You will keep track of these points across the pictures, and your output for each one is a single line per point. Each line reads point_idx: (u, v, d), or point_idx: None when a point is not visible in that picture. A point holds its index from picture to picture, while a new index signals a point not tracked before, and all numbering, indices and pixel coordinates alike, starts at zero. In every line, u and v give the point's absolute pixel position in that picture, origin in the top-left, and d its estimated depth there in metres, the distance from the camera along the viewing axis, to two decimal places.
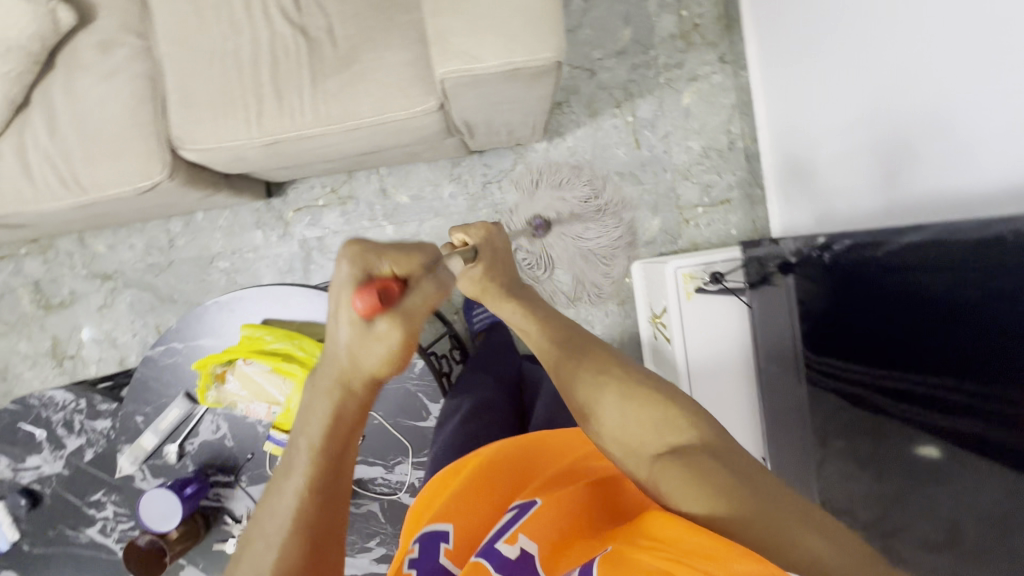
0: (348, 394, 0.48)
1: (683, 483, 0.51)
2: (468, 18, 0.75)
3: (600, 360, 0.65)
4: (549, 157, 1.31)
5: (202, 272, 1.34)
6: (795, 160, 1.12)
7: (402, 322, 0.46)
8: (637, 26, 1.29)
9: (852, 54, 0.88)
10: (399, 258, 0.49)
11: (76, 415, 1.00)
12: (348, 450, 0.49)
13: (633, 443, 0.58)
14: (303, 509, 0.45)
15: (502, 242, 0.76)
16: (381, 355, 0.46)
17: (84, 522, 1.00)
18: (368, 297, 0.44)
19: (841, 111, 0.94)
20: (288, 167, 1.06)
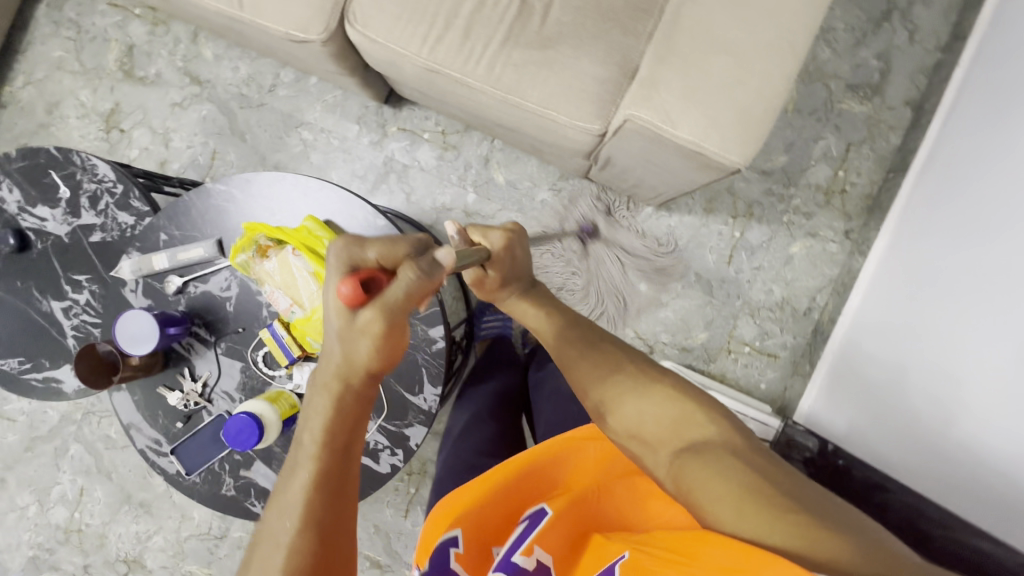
0: (340, 392, 0.53)
1: (699, 471, 0.55)
2: (684, 82, 0.72)
3: (609, 356, 0.75)
4: (647, 222, 1.29)
5: (283, 130, 1.31)
6: (859, 362, 1.09)
7: (385, 316, 0.51)
8: (793, 159, 1.28)
9: (971, 284, 0.90)
10: (384, 248, 0.55)
11: (106, 196, 0.96)
12: (347, 461, 0.52)
13: (649, 434, 0.64)
14: (308, 504, 0.49)
15: (522, 248, 0.80)
16: (368, 348, 0.51)
17: (55, 293, 0.97)
18: (352, 284, 0.50)
19: (932, 334, 0.94)
20: (426, 95, 1.03)
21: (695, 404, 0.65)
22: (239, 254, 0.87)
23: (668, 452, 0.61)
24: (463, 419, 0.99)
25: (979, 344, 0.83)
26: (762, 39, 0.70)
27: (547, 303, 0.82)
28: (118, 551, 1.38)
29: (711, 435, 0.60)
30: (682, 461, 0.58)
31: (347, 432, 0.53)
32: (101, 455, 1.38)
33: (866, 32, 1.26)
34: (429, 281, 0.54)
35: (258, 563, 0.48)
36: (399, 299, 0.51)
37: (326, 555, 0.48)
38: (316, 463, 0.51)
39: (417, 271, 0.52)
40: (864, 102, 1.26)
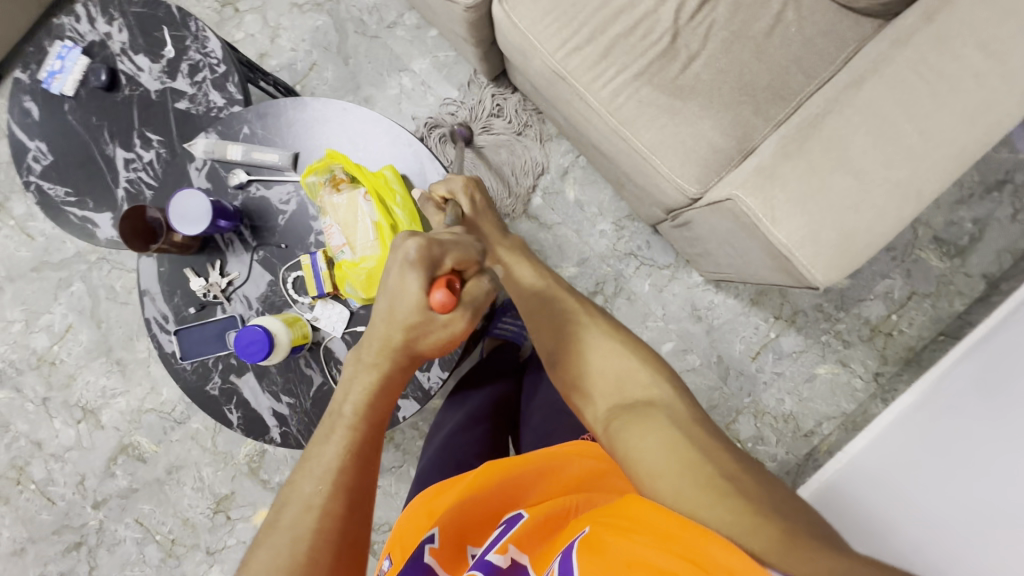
0: (389, 371, 0.58)
1: (635, 434, 0.60)
2: (800, 184, 0.71)
3: (567, 310, 0.79)
4: (692, 290, 1.28)
5: (387, 68, 1.30)
6: (842, 496, 1.07)
7: (463, 316, 0.57)
8: (854, 286, 1.27)
9: (968, 455, 0.90)
10: (457, 253, 0.57)
11: (206, 70, 0.96)
12: (380, 434, 0.58)
13: (595, 389, 0.70)
14: (344, 464, 0.54)
15: (482, 195, 0.88)
16: (438, 336, 0.57)
17: (124, 142, 0.98)
18: (445, 293, 0.53)
19: (924, 490, 0.93)
20: (540, 92, 1.02)
21: (640, 364, 0.70)
22: (312, 175, 0.87)
23: (608, 407, 0.67)
24: (453, 418, 0.99)
25: (944, 527, 0.84)
26: (892, 177, 0.69)
27: (511, 249, 0.86)
28: (81, 397, 1.39)
29: (654, 397, 0.65)
30: (620, 423, 0.62)
31: (384, 409, 0.58)
32: (100, 303, 1.39)
33: (972, 193, 1.24)
34: (495, 292, 0.61)
35: (282, 522, 0.51)
36: (478, 302, 0.58)
37: (350, 530, 0.52)
38: (353, 434, 0.56)
39: (490, 279, 0.60)
40: (943, 259, 1.25)
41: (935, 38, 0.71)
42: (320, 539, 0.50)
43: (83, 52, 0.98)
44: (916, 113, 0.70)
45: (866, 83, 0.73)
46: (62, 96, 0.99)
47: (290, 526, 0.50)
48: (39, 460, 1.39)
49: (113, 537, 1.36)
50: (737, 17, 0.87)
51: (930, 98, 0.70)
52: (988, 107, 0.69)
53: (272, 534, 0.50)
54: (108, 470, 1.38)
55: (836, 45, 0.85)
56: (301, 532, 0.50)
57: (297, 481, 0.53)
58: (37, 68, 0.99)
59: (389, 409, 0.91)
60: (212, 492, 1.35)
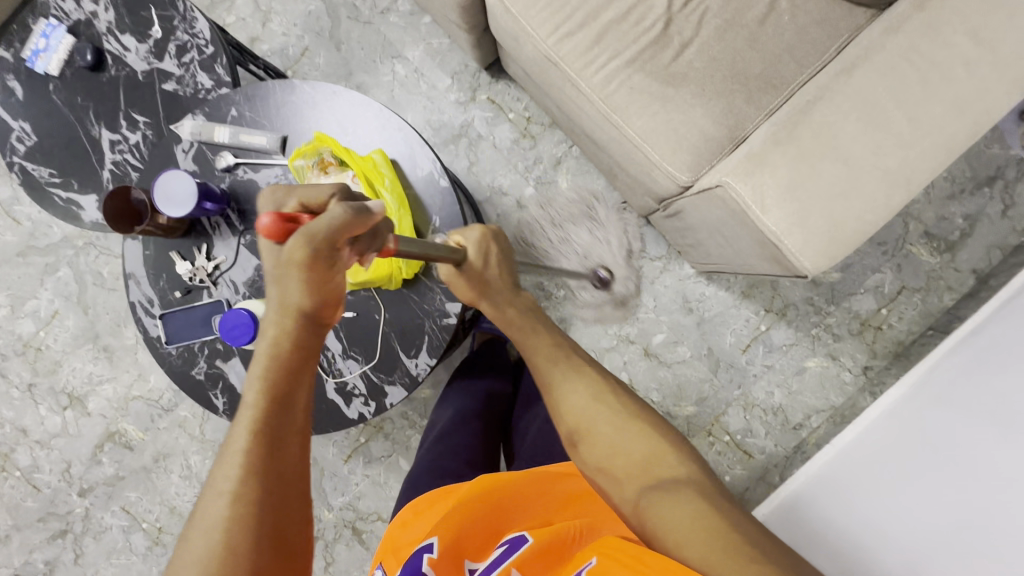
0: (280, 335, 0.54)
1: (663, 507, 0.54)
2: (790, 173, 0.71)
3: (592, 382, 0.74)
4: (684, 282, 1.28)
5: (380, 54, 1.29)
6: (823, 502, 1.05)
7: (309, 246, 0.51)
8: (845, 280, 1.27)
9: (959, 467, 0.88)
10: (308, 194, 0.57)
11: (194, 51, 0.95)
12: (291, 411, 0.53)
13: (617, 468, 0.63)
14: (252, 446, 0.49)
15: (499, 250, 0.84)
16: (298, 283, 0.53)
17: (110, 123, 0.96)
18: (273, 218, 0.50)
19: (913, 500, 0.90)
20: (533, 79, 1.02)
21: (667, 444, 0.64)
22: (300, 158, 0.86)
23: (634, 489, 0.59)
24: (446, 419, 0.99)
25: (926, 545, 0.83)
26: (882, 164, 0.69)
27: (524, 306, 0.83)
28: (67, 383, 1.38)
29: (680, 474, 0.59)
30: (648, 499, 0.56)
31: (289, 380, 0.54)
32: (86, 288, 1.38)
33: (964, 189, 1.24)
34: (362, 220, 0.53)
35: (198, 516, 0.47)
36: (324, 231, 0.51)
37: (271, 509, 0.48)
38: (257, 413, 0.51)
39: (345, 207, 0.52)
40: (934, 254, 1.25)
41: (927, 25, 0.71)
42: (236, 527, 0.46)
43: (68, 31, 0.96)
44: (906, 100, 0.70)
45: (857, 70, 0.73)
46: (46, 76, 0.97)
47: (203, 518, 0.46)
48: (24, 447, 1.38)
49: (98, 525, 1.35)
50: (731, 4, 0.86)
51: (920, 85, 0.69)
52: (978, 95, 0.68)
53: (189, 532, 0.46)
54: (95, 458, 1.37)
55: (829, 34, 0.85)
56: (214, 520, 0.46)
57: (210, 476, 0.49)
58: (21, 46, 0.98)
59: (375, 395, 0.91)
60: (200, 480, 1.35)
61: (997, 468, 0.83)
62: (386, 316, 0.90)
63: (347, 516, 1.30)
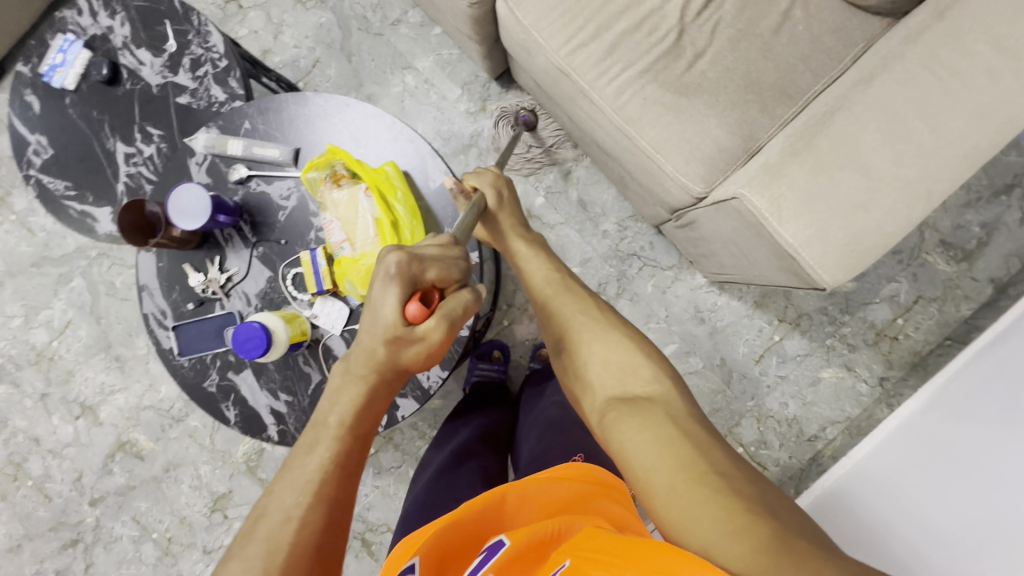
0: (375, 382, 0.57)
1: (625, 419, 0.57)
2: (808, 185, 0.70)
3: (581, 301, 0.76)
4: (695, 291, 1.27)
5: (390, 65, 1.30)
6: (843, 510, 1.03)
7: (442, 326, 0.57)
8: (859, 289, 1.25)
9: (976, 473, 0.88)
10: (439, 267, 0.57)
11: (208, 65, 0.96)
12: (365, 450, 0.56)
13: (594, 379, 0.68)
14: (328, 477, 0.52)
15: (511, 194, 0.88)
16: (417, 351, 0.57)
17: (124, 136, 0.97)
18: (420, 306, 0.55)
19: (932, 503, 0.90)
20: (544, 90, 1.02)
21: (645, 356, 0.66)
22: (313, 171, 0.86)
23: (604, 399, 0.64)
24: (447, 450, 0.99)
25: (942, 546, 0.83)
26: (902, 175, 0.68)
27: (538, 243, 0.84)
28: (79, 393, 1.38)
29: (652, 391, 0.61)
30: (614, 413, 0.60)
31: (369, 422, 0.57)
32: (99, 298, 1.38)
33: (980, 197, 1.23)
34: (475, 305, 0.61)
35: (259, 534, 0.49)
36: (456, 314, 0.58)
37: (335, 537, 0.51)
38: (336, 448, 0.54)
39: (469, 295, 0.60)
40: (950, 263, 1.23)
41: (947, 34, 0.70)
42: (300, 551, 0.48)
43: (84, 45, 0.97)
44: (926, 111, 0.69)
45: (876, 81, 0.72)
46: (63, 90, 0.98)
47: (266, 538, 0.49)
48: (36, 457, 1.38)
49: (109, 535, 1.35)
50: (745, 14, 0.86)
51: (941, 95, 0.69)
52: (1001, 104, 0.67)
53: (248, 547, 0.48)
54: (106, 467, 1.37)
55: (844, 43, 0.84)
56: (280, 544, 0.48)
57: (274, 494, 0.51)
58: (38, 61, 0.99)
59: (386, 407, 0.90)
60: (210, 490, 1.34)
61: (1015, 475, 0.81)
62: None
63: (356, 527, 1.30)
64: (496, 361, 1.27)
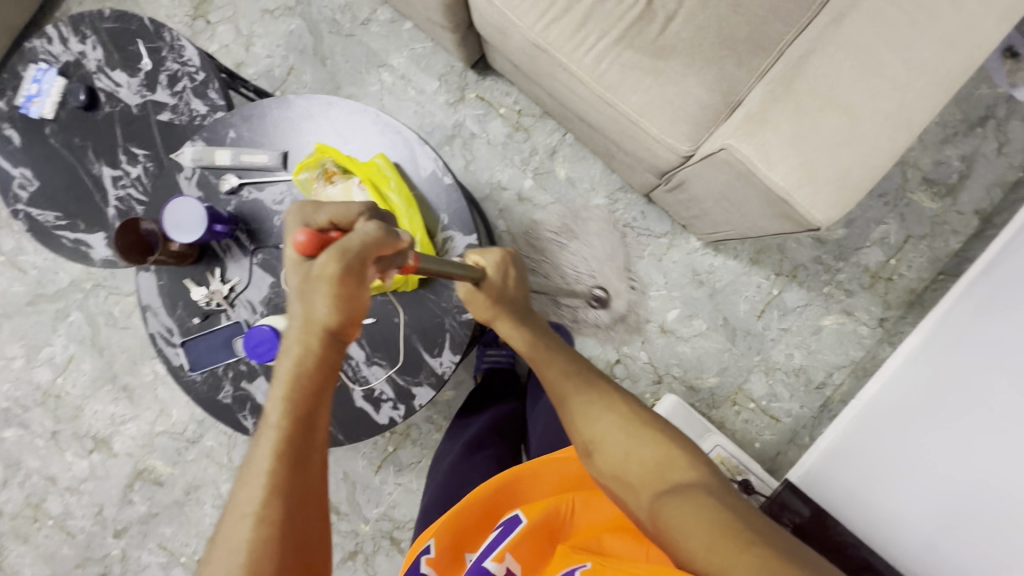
0: (300, 355, 0.54)
1: (677, 510, 0.54)
2: (794, 128, 0.71)
3: (603, 390, 0.75)
4: (691, 255, 1.28)
5: (365, 65, 1.30)
6: (860, 485, 1.00)
7: (341, 259, 0.53)
8: (850, 235, 1.27)
9: (978, 427, 0.87)
10: (336, 211, 0.58)
11: (186, 80, 0.96)
12: (313, 429, 0.52)
13: (632, 475, 0.63)
14: (273, 468, 0.48)
15: (516, 273, 0.85)
16: (324, 296, 0.53)
17: (109, 160, 0.97)
18: (306, 233, 0.54)
19: (948, 466, 0.87)
20: (522, 69, 1.03)
21: (677, 446, 0.64)
22: (304, 172, 0.86)
23: (648, 495, 0.60)
24: (463, 443, 1.00)
25: (976, 525, 0.79)
26: (881, 109, 0.70)
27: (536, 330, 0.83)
28: (90, 427, 1.38)
29: (692, 478, 0.59)
30: (661, 501, 0.57)
31: (312, 401, 0.53)
32: (100, 329, 1.38)
33: (957, 132, 1.25)
34: (387, 239, 0.57)
35: (220, 541, 0.46)
36: (357, 246, 0.54)
37: (295, 523, 0.47)
38: (279, 435, 0.50)
39: (372, 226, 0.56)
40: (935, 199, 1.26)
41: None
42: (257, 551, 0.45)
43: (58, 73, 0.97)
44: (898, 43, 0.70)
45: (847, 19, 0.74)
46: (42, 120, 0.98)
47: (227, 539, 0.46)
48: (54, 495, 1.37)
49: (137, 565, 1.35)
50: None
51: (909, 26, 0.70)
52: (966, 31, 0.70)
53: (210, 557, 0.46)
54: (126, 497, 1.36)
55: None
56: (238, 543, 0.45)
57: (232, 500, 0.49)
58: (14, 94, 0.98)
59: (403, 396, 0.91)
60: None
61: (1006, 401, 0.85)
62: (405, 317, 0.91)
63: (384, 527, 1.30)
64: (504, 346, 1.28)
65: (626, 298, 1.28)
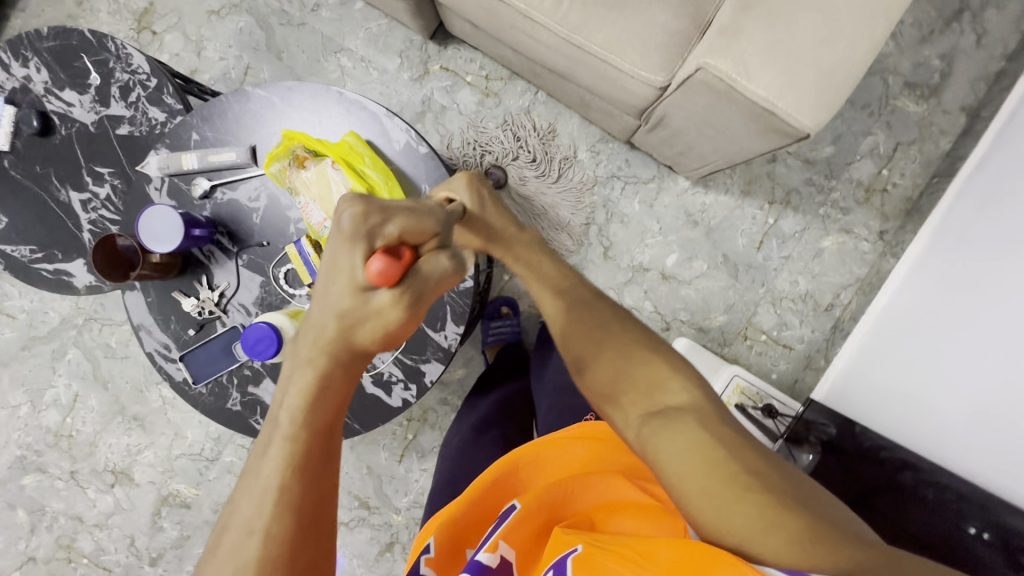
0: (329, 367, 0.46)
1: (668, 440, 0.53)
2: (769, 36, 0.69)
3: (595, 309, 0.69)
4: (682, 196, 1.26)
5: (322, 52, 1.26)
6: (885, 373, 1.00)
7: (409, 301, 0.47)
8: (838, 152, 1.25)
9: (999, 312, 0.85)
10: (406, 224, 0.49)
11: (138, 88, 0.92)
12: (336, 437, 0.47)
13: (623, 394, 0.61)
14: (288, 483, 0.44)
15: (491, 194, 0.77)
16: (377, 329, 0.46)
17: (75, 183, 0.94)
18: (384, 261, 0.45)
19: (967, 356, 0.86)
20: (482, 28, 0.99)
21: (672, 364, 0.62)
22: (275, 163, 0.83)
23: (639, 413, 0.58)
24: (479, 417, 0.99)
25: (982, 415, 0.80)
26: (856, 4, 0.67)
27: (530, 246, 0.76)
28: (108, 461, 1.37)
29: (685, 401, 0.57)
30: (651, 427, 0.56)
31: (334, 407, 0.47)
32: (100, 363, 1.36)
33: (933, 30, 1.22)
34: (455, 275, 0.52)
35: (225, 550, 0.43)
36: (430, 283, 0.49)
37: (312, 548, 0.44)
38: (296, 445, 0.45)
39: (450, 261, 0.51)
40: (919, 102, 1.23)
41: None
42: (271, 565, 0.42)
43: (7, 102, 0.93)
44: None
45: None
46: None
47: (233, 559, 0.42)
48: (84, 534, 1.36)
49: None
50: None
51: None
52: None
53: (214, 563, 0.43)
54: (155, 525, 1.36)
55: None
56: (245, 564, 0.42)
57: (237, 507, 0.44)
58: None
59: (412, 375, 0.90)
60: None
61: None
62: None
63: (416, 513, 1.30)
64: (508, 317, 1.27)
65: (622, 251, 1.26)
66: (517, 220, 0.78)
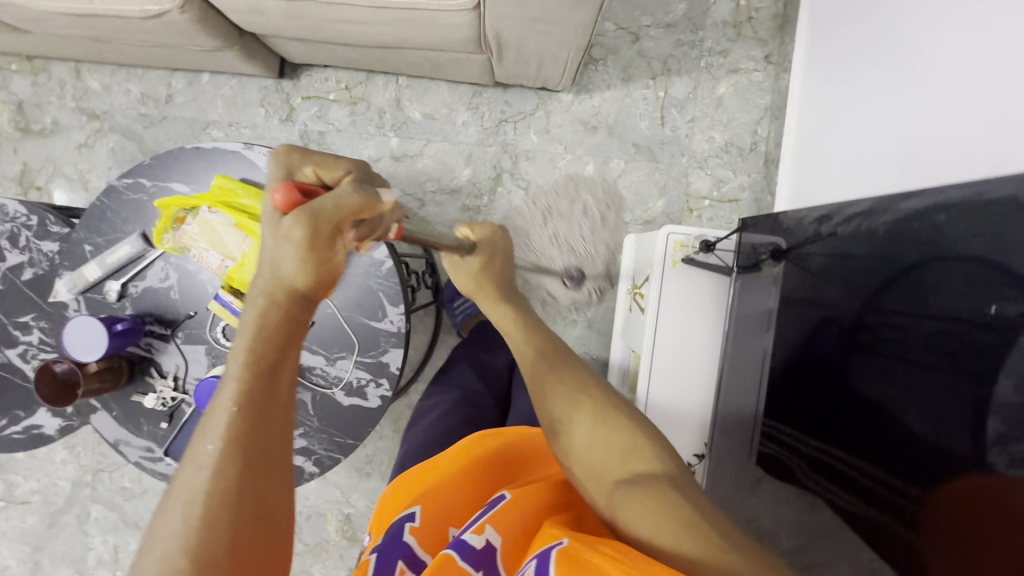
0: (268, 308, 0.51)
1: (636, 506, 0.54)
2: None
3: (574, 376, 0.72)
4: (571, 110, 1.27)
5: (192, 134, 1.29)
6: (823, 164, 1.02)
7: (308, 224, 0.49)
8: (693, 4, 1.26)
9: (880, 50, 0.85)
10: (321, 163, 0.58)
11: (23, 232, 0.95)
12: (279, 380, 0.50)
13: (597, 464, 0.61)
14: (231, 424, 0.46)
15: (504, 243, 0.93)
16: (293, 258, 0.50)
17: (6, 342, 0.95)
18: (282, 191, 0.50)
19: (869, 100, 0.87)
20: (307, 38, 1.02)
21: (645, 435, 0.63)
22: (165, 237, 0.84)
23: (612, 480, 0.59)
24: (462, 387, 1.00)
25: (898, 132, 0.78)
26: None
27: (519, 305, 0.86)
28: None
29: (656, 470, 0.58)
30: (624, 493, 0.56)
31: (279, 348, 0.51)
32: (124, 507, 1.37)
33: None
34: (366, 201, 0.53)
35: (176, 486, 0.45)
36: (331, 208, 0.51)
37: (256, 492, 0.46)
38: (242, 387, 0.48)
39: (352, 187, 0.53)
40: None
41: None
42: (213, 502, 0.44)
43: None
44: None
45: None
46: None
47: (182, 487, 0.44)
48: None
49: None
50: None
51: None
52: None
53: (165, 500, 0.44)
54: None
55: None
56: (195, 492, 0.44)
57: (191, 448, 0.47)
58: None
59: (378, 370, 0.90)
60: None
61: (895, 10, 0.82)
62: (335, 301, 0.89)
63: None
64: (468, 292, 1.27)
65: (541, 185, 1.27)
66: (513, 279, 0.92)
